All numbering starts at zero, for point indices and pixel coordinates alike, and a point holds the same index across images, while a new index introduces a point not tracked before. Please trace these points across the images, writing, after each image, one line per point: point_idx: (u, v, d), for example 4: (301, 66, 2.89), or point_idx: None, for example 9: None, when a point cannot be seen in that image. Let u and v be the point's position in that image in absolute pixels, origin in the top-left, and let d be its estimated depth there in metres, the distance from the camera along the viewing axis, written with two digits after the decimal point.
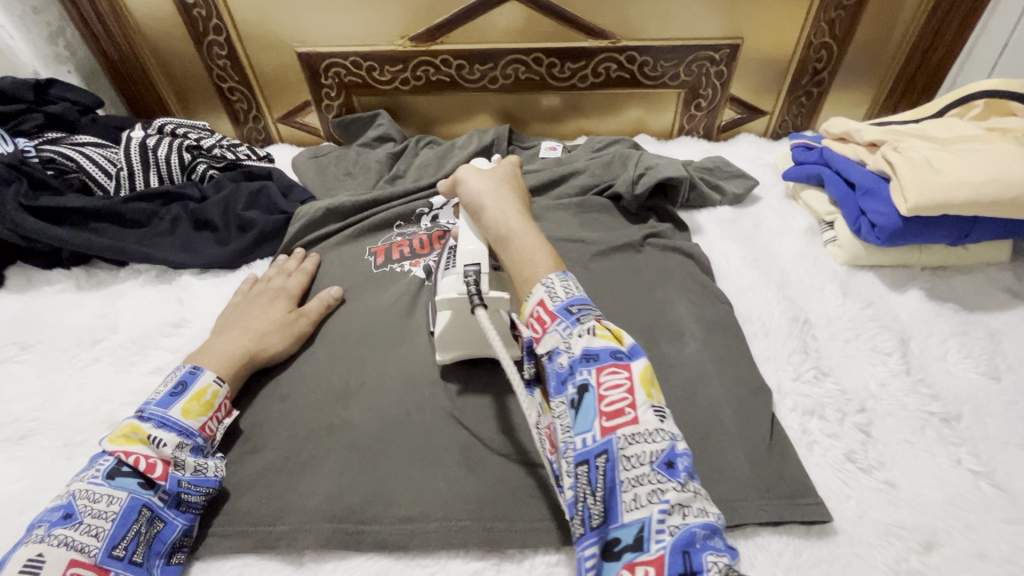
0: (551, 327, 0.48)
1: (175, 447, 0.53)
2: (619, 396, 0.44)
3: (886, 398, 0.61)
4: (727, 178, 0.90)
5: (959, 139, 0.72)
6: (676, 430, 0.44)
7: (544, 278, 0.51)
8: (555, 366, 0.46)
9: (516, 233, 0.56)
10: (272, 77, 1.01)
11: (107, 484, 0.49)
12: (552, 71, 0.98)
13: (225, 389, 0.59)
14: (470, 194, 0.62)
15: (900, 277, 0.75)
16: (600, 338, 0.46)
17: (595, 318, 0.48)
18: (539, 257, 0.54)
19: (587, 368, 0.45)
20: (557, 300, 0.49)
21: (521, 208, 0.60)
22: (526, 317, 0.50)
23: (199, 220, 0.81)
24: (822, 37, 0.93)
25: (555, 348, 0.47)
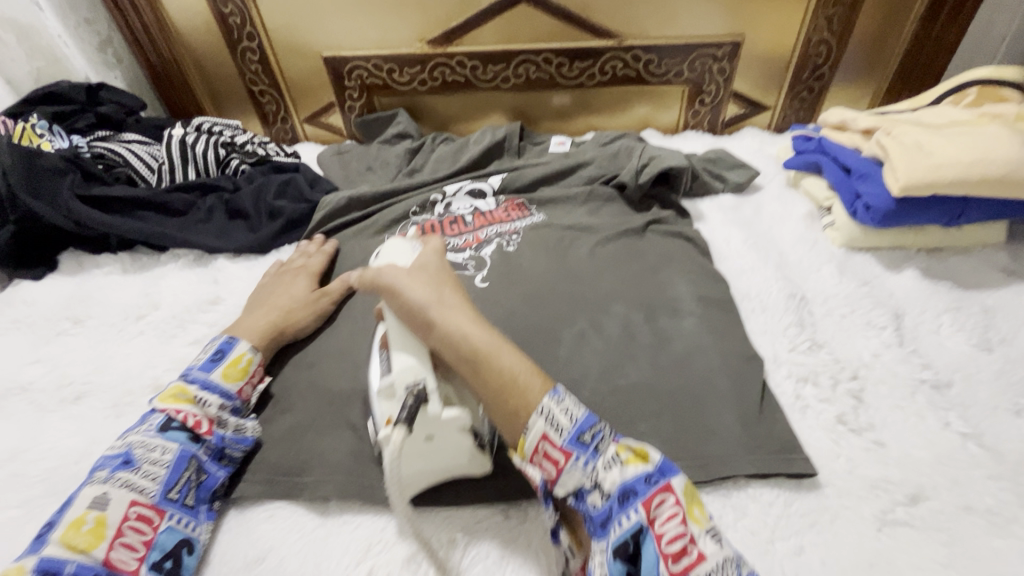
0: (569, 466, 0.46)
1: (218, 407, 0.58)
2: (675, 528, 0.42)
3: (878, 367, 0.64)
4: (729, 169, 0.94)
5: (950, 124, 0.75)
6: (732, 550, 0.42)
7: (538, 406, 0.47)
8: (589, 508, 0.45)
9: (485, 352, 0.51)
10: (299, 81, 1.08)
11: (160, 436, 0.54)
12: (561, 70, 1.03)
13: (258, 357, 0.65)
14: (414, 306, 0.53)
15: (896, 258, 0.77)
16: (629, 466, 0.45)
17: (612, 443, 0.47)
18: (523, 379, 0.49)
19: (631, 505, 0.43)
20: (563, 433, 0.46)
21: (473, 313, 0.54)
22: (532, 455, 0.47)
23: (233, 210, 0.88)
24: (821, 33, 0.97)
25: (581, 487, 0.45)
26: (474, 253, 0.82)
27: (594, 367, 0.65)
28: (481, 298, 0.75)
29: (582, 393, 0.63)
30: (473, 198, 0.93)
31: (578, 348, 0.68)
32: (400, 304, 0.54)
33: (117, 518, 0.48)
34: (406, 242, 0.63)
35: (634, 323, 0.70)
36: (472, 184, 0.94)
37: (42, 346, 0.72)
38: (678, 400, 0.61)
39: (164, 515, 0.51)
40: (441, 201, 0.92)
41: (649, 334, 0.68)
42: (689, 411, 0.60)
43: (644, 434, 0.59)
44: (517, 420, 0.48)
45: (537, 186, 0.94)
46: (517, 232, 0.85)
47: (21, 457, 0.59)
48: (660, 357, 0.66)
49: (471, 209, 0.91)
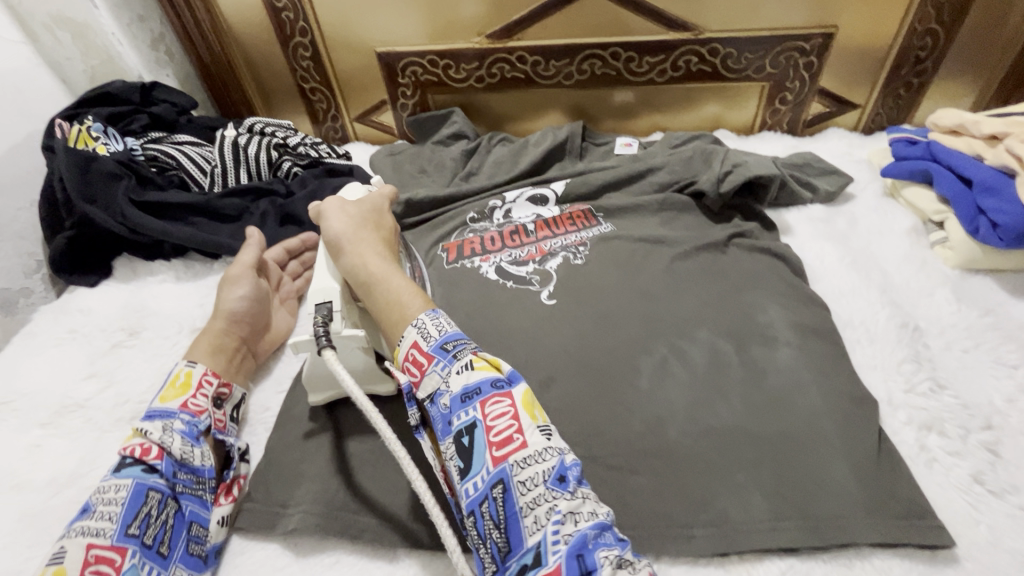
0: (430, 369, 0.47)
1: (162, 429, 0.54)
2: (506, 422, 0.43)
3: (1015, 415, 0.56)
4: (817, 175, 0.85)
5: None
6: (563, 445, 0.45)
7: (415, 319, 0.51)
8: (439, 408, 0.46)
9: (378, 279, 0.56)
10: (351, 78, 1.03)
11: (113, 477, 0.51)
12: (629, 66, 0.96)
13: (199, 367, 0.60)
14: (332, 232, 0.59)
15: (1023, 282, 0.68)
16: (477, 370, 0.46)
17: (471, 352, 0.48)
18: (406, 299, 0.53)
19: (471, 403, 0.44)
20: (431, 340, 0.49)
21: (385, 251, 0.59)
22: (403, 363, 0.50)
23: (285, 216, 0.84)
24: (928, 23, 0.87)
25: (436, 390, 0.46)
26: (538, 267, 0.76)
27: (681, 403, 0.59)
28: (550, 319, 0.69)
29: (668, 433, 0.56)
30: (534, 205, 0.87)
31: (660, 379, 0.61)
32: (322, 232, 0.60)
33: (75, 566, 0.44)
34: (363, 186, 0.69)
35: (722, 351, 0.63)
36: (533, 190, 0.88)
37: (96, 359, 0.70)
38: (777, 445, 0.54)
39: (126, 554, 0.46)
40: (500, 207, 0.87)
41: (740, 366, 0.61)
42: (794, 460, 0.53)
43: (743, 485, 0.52)
44: (397, 332, 0.52)
45: (603, 193, 0.87)
46: (583, 244, 0.79)
47: (81, 482, 0.57)
48: (754, 394, 0.59)
49: (532, 217, 0.85)
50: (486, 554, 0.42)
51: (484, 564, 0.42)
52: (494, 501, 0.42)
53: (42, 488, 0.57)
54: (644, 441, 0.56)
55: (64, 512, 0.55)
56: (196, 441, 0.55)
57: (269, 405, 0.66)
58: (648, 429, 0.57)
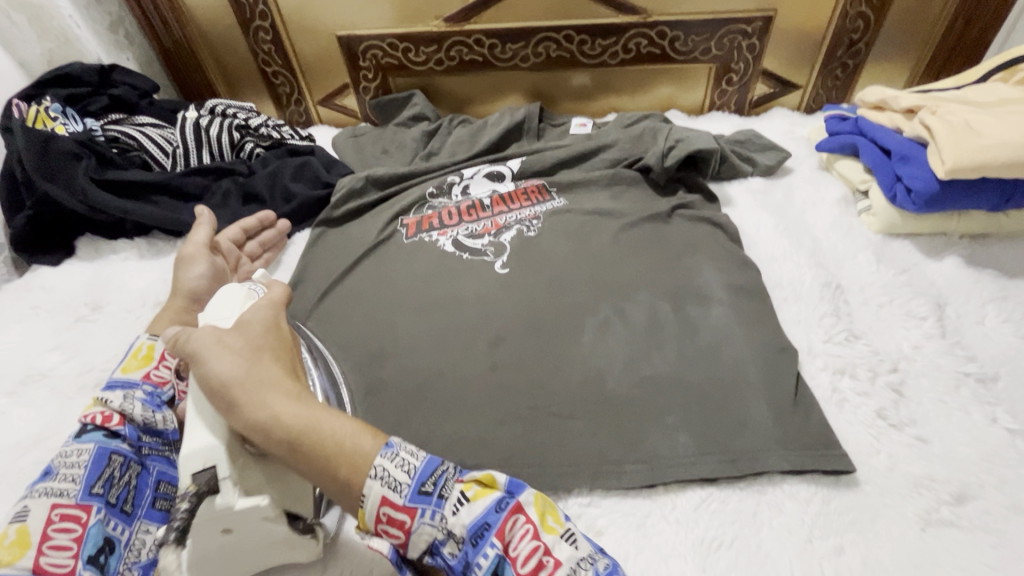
0: (416, 524, 0.41)
1: (122, 397, 0.55)
2: (531, 545, 0.39)
3: (919, 359, 0.61)
4: (758, 151, 0.90)
5: (1000, 103, 0.70)
6: (590, 544, 0.40)
7: (370, 466, 0.42)
8: (448, 557, 0.41)
9: (301, 429, 0.43)
10: (313, 61, 1.05)
11: (74, 442, 0.51)
12: (582, 48, 0.99)
13: (160, 341, 0.62)
14: (216, 379, 0.44)
15: (937, 244, 0.74)
16: (475, 500, 0.41)
17: (456, 480, 0.43)
18: (349, 442, 0.43)
19: (487, 542, 0.39)
20: (404, 491, 0.41)
21: (291, 384, 0.46)
22: (376, 526, 0.42)
23: (248, 194, 0.86)
24: (859, 7, 0.92)
25: (435, 540, 0.41)
26: (493, 239, 0.80)
27: (620, 357, 0.63)
28: (502, 286, 0.73)
29: (607, 384, 0.61)
30: (491, 181, 0.90)
31: (602, 337, 0.65)
32: (204, 380, 0.45)
33: (38, 524, 0.45)
34: (243, 288, 0.54)
35: (660, 311, 0.68)
36: (491, 167, 0.92)
37: (60, 333, 0.72)
38: (705, 392, 0.59)
39: (91, 511, 0.47)
40: (458, 184, 0.90)
41: (676, 323, 0.66)
42: (719, 403, 0.58)
43: (672, 427, 0.56)
44: (351, 491, 0.42)
45: (557, 169, 0.91)
46: (537, 217, 0.83)
47: (44, 444, 0.59)
48: (687, 347, 0.63)
49: (489, 193, 0.89)
50: None
51: None
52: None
53: (6, 451, 0.58)
54: (584, 393, 0.60)
55: (29, 473, 0.57)
56: (157, 407, 0.56)
57: None
58: (589, 381, 0.61)
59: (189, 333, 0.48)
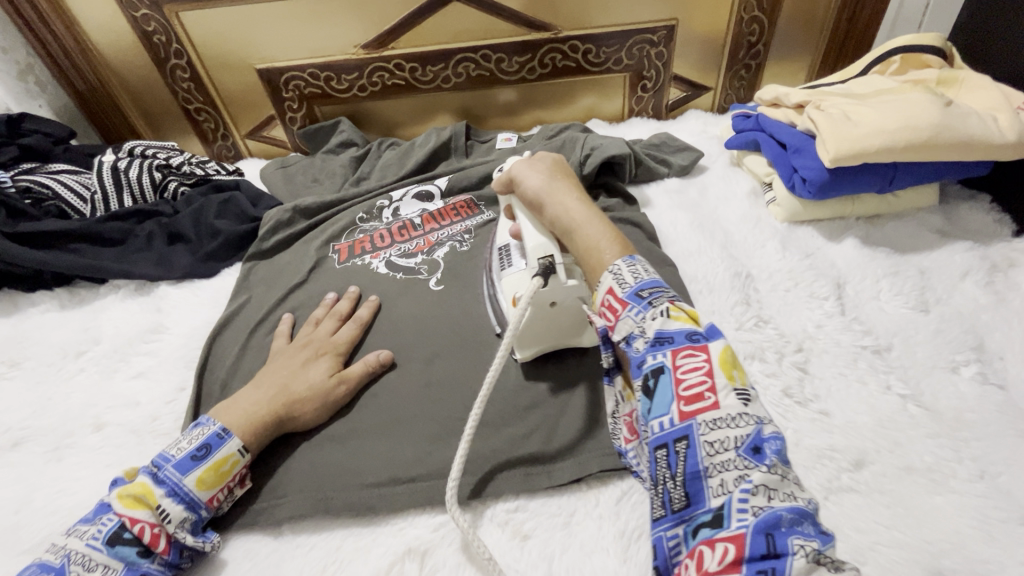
0: (624, 315, 0.48)
1: (178, 522, 0.50)
2: (696, 378, 0.43)
3: (822, 337, 0.65)
4: (673, 152, 0.95)
5: (876, 93, 0.76)
6: (762, 414, 0.43)
7: (612, 265, 0.52)
8: (631, 351, 0.47)
9: (579, 223, 0.58)
10: (236, 96, 1.05)
11: (104, 552, 0.47)
12: (500, 66, 1.03)
13: (247, 457, 0.56)
14: (529, 189, 0.63)
15: (837, 228, 0.79)
16: (675, 321, 0.46)
17: (668, 301, 0.48)
18: (604, 244, 0.55)
19: (663, 351, 0.45)
20: (626, 288, 0.50)
21: (581, 196, 0.62)
22: (599, 307, 0.52)
23: (173, 234, 0.86)
24: (752, 12, 0.98)
25: (630, 333, 0.48)
26: (425, 257, 0.81)
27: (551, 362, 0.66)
28: (435, 303, 0.74)
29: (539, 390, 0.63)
30: (420, 201, 0.92)
31: None
32: (521, 192, 0.64)
33: None
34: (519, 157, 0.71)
35: None
36: (419, 187, 0.93)
37: None
38: None
39: None
40: (388, 206, 0.91)
41: None
42: None
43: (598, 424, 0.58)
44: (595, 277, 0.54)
45: (484, 184, 0.93)
46: (467, 232, 0.85)
47: None
48: None
49: (419, 212, 0.90)
50: (657, 500, 0.43)
51: (652, 505, 0.44)
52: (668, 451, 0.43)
53: None
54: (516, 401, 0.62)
55: None
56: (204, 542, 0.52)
57: (158, 414, 0.66)
58: None
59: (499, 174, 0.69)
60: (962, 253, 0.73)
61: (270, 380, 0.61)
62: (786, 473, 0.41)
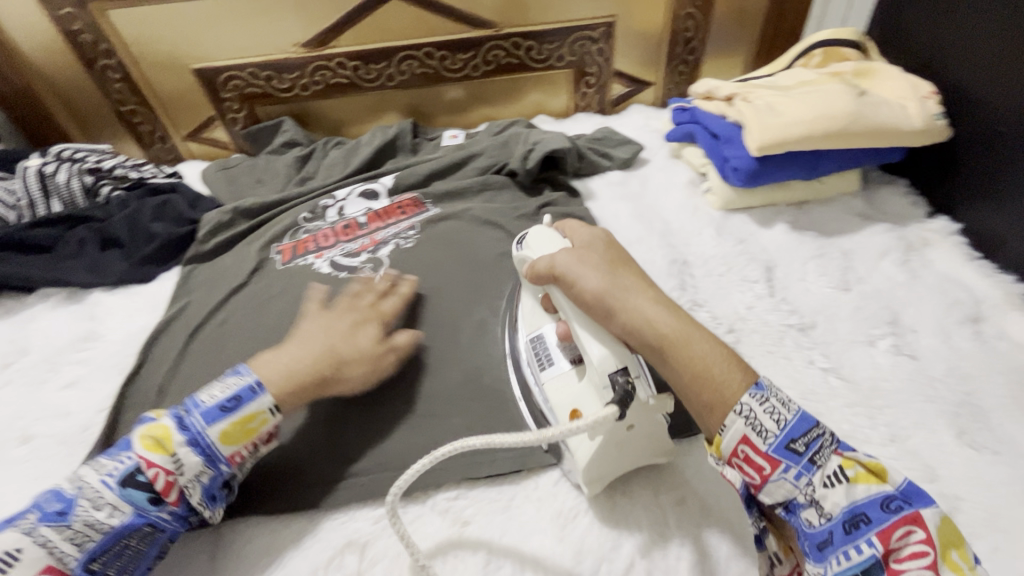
0: (777, 476, 0.41)
1: (194, 474, 0.49)
2: (919, 569, 0.35)
3: (752, 318, 0.68)
4: (616, 146, 0.97)
5: (798, 85, 0.80)
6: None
7: (737, 403, 0.42)
8: (804, 524, 0.40)
9: (674, 339, 0.46)
10: (172, 97, 1.02)
11: (117, 494, 0.46)
12: (444, 64, 1.03)
13: (276, 418, 0.54)
14: (588, 292, 0.50)
15: (768, 214, 0.82)
16: (860, 486, 0.39)
17: (835, 454, 0.40)
18: (719, 371, 0.44)
19: (866, 537, 0.37)
20: (768, 439, 0.41)
21: (653, 295, 0.50)
22: (730, 458, 0.43)
23: (107, 240, 0.83)
24: (686, 8, 1.01)
25: (792, 499, 0.41)
26: (370, 255, 0.81)
27: (495, 353, 0.67)
28: None
29: (484, 380, 0.64)
30: (366, 199, 0.91)
31: (478, 337, 0.69)
32: (573, 293, 0.51)
33: None
34: (554, 233, 0.60)
35: None
36: (364, 185, 0.93)
37: None
38: None
39: None
40: (333, 205, 0.90)
41: None
42: None
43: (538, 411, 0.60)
44: (713, 416, 0.43)
45: (431, 181, 0.94)
46: (413, 228, 0.85)
47: None
48: None
49: (365, 210, 0.89)
50: None
51: None
52: None
53: None
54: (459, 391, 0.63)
55: None
56: (210, 503, 0.50)
57: (89, 423, 0.65)
58: (464, 378, 0.65)
59: (533, 262, 0.57)
60: (881, 234, 0.77)
61: (313, 341, 0.59)
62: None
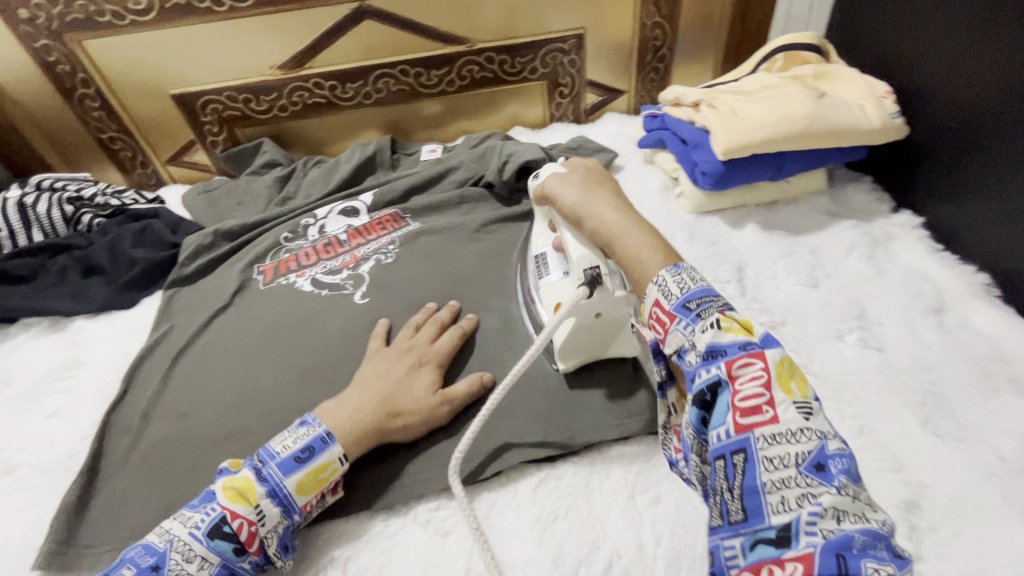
0: (672, 327, 0.46)
1: (273, 525, 0.50)
2: (755, 390, 0.40)
3: None
4: (591, 154, 0.99)
5: (762, 89, 0.82)
6: (825, 426, 0.40)
7: (656, 276, 0.50)
8: (683, 365, 0.44)
9: (621, 233, 0.57)
10: (152, 122, 1.04)
11: (204, 544, 0.47)
12: (420, 80, 1.05)
13: (345, 467, 0.55)
14: (566, 206, 0.63)
15: (739, 215, 0.85)
16: (727, 332, 0.43)
17: (718, 311, 0.45)
18: (647, 254, 0.53)
19: (717, 363, 0.42)
20: (673, 299, 0.47)
21: (618, 203, 0.61)
22: (646, 319, 0.49)
23: (88, 267, 0.84)
24: (654, 17, 1.04)
25: (680, 346, 0.45)
26: (351, 272, 0.82)
27: (474, 362, 0.69)
28: (361, 316, 0.75)
29: None
30: (346, 217, 0.92)
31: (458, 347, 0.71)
32: (557, 207, 0.64)
33: None
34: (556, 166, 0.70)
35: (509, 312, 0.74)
36: (344, 203, 0.94)
37: None
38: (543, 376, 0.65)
39: None
40: (313, 224, 0.91)
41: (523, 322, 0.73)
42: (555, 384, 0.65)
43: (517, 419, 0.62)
44: (639, 288, 0.52)
45: (410, 196, 0.95)
46: (393, 243, 0.86)
47: None
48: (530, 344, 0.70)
49: (345, 228, 0.91)
50: (714, 508, 0.41)
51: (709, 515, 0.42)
52: (725, 463, 0.40)
53: None
54: None
55: None
56: (285, 553, 0.52)
57: (74, 451, 0.66)
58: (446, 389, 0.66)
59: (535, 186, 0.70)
60: (848, 230, 0.79)
61: (373, 386, 0.59)
62: (855, 491, 0.38)
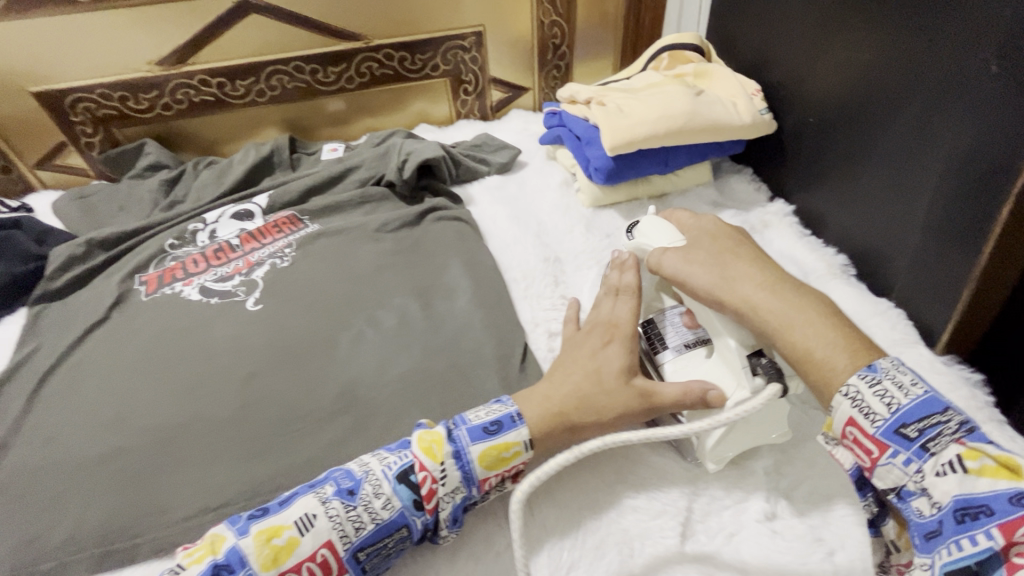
0: (886, 458, 0.42)
1: (453, 488, 0.50)
2: None
3: None
4: (494, 151, 1.00)
5: (646, 87, 0.86)
6: None
7: (845, 384, 0.45)
8: (911, 508, 0.41)
9: (791, 322, 0.50)
10: (13, 123, 0.94)
11: (394, 481, 0.49)
12: (317, 77, 1.02)
13: (527, 453, 0.53)
14: (703, 287, 0.57)
15: (633, 208, 0.89)
16: (976, 475, 0.38)
17: (956, 443, 0.40)
18: (820, 353, 0.48)
19: (980, 528, 0.37)
20: (876, 424, 0.42)
21: (763, 280, 0.55)
22: (841, 438, 0.46)
23: None
24: (550, 16, 1.07)
25: (902, 485, 0.42)
26: (244, 278, 0.79)
27: (370, 364, 0.68)
28: (253, 324, 0.73)
29: (360, 392, 0.65)
30: (239, 220, 0.88)
31: (355, 349, 0.70)
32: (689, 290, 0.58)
33: (304, 552, 0.46)
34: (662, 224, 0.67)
35: (410, 311, 0.74)
36: (237, 206, 0.89)
37: None
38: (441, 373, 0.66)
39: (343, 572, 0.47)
40: (202, 229, 0.86)
41: (423, 320, 0.73)
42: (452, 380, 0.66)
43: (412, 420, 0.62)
44: (822, 397, 0.47)
45: (309, 197, 0.92)
46: (290, 246, 0.83)
47: None
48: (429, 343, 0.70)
49: (237, 232, 0.86)
50: None
51: None
52: None
53: None
54: (334, 403, 0.64)
55: None
56: (453, 525, 0.51)
57: None
58: (341, 393, 0.65)
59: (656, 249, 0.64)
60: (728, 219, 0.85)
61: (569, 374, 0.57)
62: None
